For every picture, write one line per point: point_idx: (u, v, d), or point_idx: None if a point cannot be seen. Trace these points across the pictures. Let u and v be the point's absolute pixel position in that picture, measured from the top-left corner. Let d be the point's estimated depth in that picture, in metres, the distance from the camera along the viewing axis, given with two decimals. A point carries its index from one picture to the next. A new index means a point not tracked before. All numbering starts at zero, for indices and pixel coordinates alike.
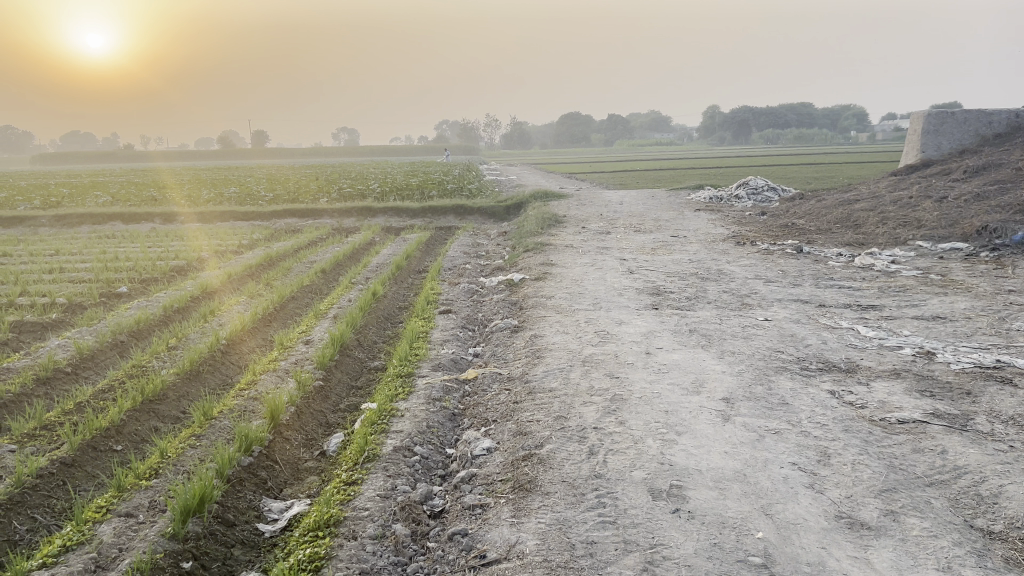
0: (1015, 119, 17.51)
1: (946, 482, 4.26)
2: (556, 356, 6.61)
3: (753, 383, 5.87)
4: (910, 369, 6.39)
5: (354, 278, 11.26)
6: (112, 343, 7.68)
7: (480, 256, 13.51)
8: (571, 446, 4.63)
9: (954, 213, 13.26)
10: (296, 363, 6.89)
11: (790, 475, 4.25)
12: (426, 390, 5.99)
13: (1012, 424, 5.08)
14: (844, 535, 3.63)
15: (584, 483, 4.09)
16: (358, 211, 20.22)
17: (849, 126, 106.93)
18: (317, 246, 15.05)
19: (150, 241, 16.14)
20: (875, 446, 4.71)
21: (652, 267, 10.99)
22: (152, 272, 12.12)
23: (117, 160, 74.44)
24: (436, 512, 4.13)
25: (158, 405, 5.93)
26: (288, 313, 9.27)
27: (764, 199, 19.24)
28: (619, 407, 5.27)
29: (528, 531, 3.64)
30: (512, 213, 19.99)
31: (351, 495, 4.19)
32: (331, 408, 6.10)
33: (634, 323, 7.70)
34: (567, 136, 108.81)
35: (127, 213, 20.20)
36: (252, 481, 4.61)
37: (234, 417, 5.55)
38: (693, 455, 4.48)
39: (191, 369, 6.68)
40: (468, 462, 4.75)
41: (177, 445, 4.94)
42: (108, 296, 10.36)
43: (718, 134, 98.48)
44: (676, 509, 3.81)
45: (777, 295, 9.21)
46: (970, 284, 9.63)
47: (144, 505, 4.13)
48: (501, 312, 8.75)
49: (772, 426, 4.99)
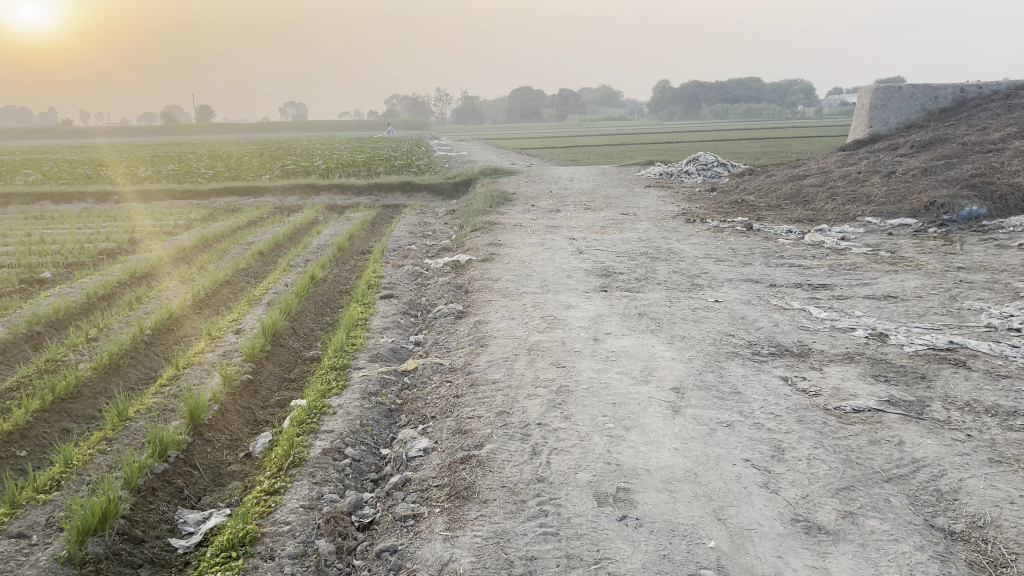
0: (960, 94, 17.55)
1: (906, 477, 4.06)
2: (501, 344, 6.29)
3: (703, 370, 5.63)
4: (864, 352, 6.21)
5: (292, 260, 10.79)
6: (26, 336, 7.17)
7: (427, 236, 13.11)
8: (513, 446, 4.33)
9: (902, 188, 13.21)
10: (224, 355, 6.50)
11: (744, 473, 4.01)
12: (361, 383, 5.65)
13: (968, 411, 4.92)
14: (801, 542, 3.40)
15: (525, 489, 3.80)
16: (301, 188, 19.57)
17: (796, 101, 108.00)
18: (256, 226, 14.49)
19: (80, 221, 15.40)
20: (830, 439, 4.49)
21: (601, 247, 10.73)
22: (79, 255, 11.50)
23: (57, 136, 71.64)
24: (365, 524, 3.81)
25: (71, 405, 5.48)
26: (221, 299, 8.81)
27: (714, 175, 19.14)
28: (565, 400, 4.98)
29: (462, 547, 3.34)
30: (461, 189, 19.55)
31: (272, 506, 3.85)
32: (259, 404, 5.72)
33: (582, 307, 7.43)
34: (518, 110, 108.35)
35: (58, 192, 19.28)
36: (166, 491, 4.24)
37: (151, 417, 5.15)
38: (641, 453, 4.21)
39: (110, 363, 6.23)
40: (403, 465, 4.42)
41: (84, 452, 4.54)
42: (28, 283, 9.75)
43: (668, 110, 98.72)
44: (623, 516, 3.54)
45: (728, 275, 9.01)
46: (919, 261, 9.54)
47: (39, 523, 3.74)
48: (445, 296, 8.41)
49: (724, 418, 4.75)
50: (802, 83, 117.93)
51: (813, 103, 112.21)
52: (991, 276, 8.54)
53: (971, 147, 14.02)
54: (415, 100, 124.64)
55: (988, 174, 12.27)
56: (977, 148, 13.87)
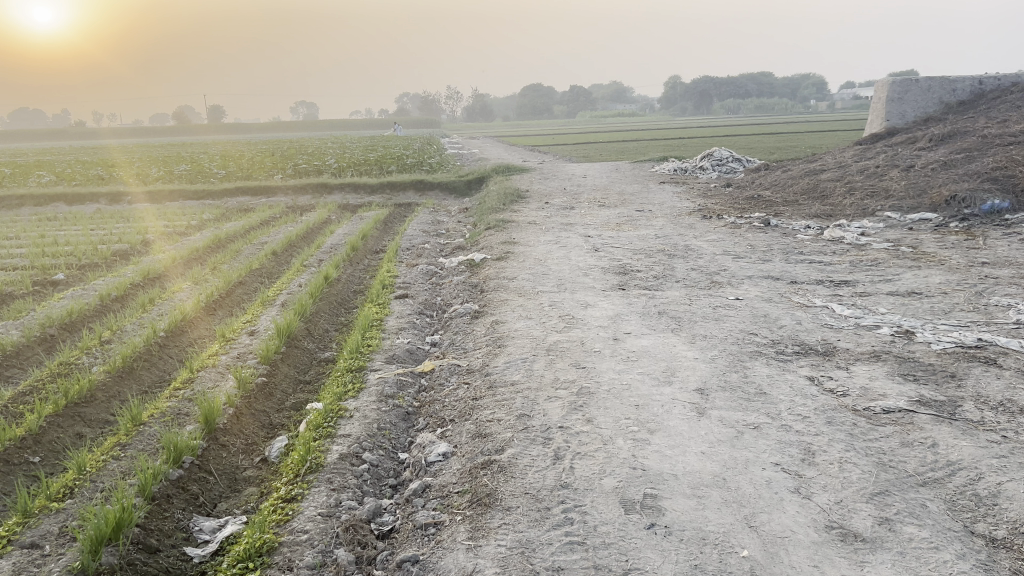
0: (978, 86, 17.32)
1: (941, 481, 3.93)
2: (519, 345, 6.18)
3: (727, 371, 5.50)
4: (891, 350, 6.07)
5: (306, 260, 10.72)
6: (39, 339, 7.11)
7: (440, 235, 13.02)
8: (535, 450, 4.22)
9: (922, 181, 13.02)
10: (239, 357, 6.42)
11: (774, 478, 3.89)
12: (378, 386, 5.55)
13: (1003, 411, 4.77)
14: (837, 550, 3.27)
15: (548, 496, 3.69)
16: (313, 187, 19.50)
17: (809, 96, 107.45)
18: (269, 226, 14.41)
19: (93, 223, 15.37)
20: (861, 441, 4.36)
21: (618, 244, 10.59)
22: (92, 257, 11.45)
23: (72, 138, 71.95)
24: (385, 533, 3.72)
25: (84, 408, 5.41)
26: (235, 300, 8.74)
27: (729, 170, 18.95)
28: (586, 402, 4.87)
29: (486, 557, 3.23)
30: (473, 187, 19.44)
31: (289, 514, 3.77)
32: (275, 408, 5.63)
33: (600, 306, 7.31)
34: (529, 107, 108.24)
35: (71, 194, 19.29)
36: (180, 498, 4.16)
37: (165, 423, 5.07)
38: (667, 457, 4.09)
39: (124, 366, 6.16)
40: (422, 470, 4.33)
41: (98, 458, 4.46)
42: (42, 285, 9.72)
43: (680, 106, 98.31)
44: (651, 524, 3.42)
45: (747, 272, 8.87)
46: (942, 256, 9.37)
47: (53, 532, 3.67)
48: (460, 295, 8.30)
49: (751, 421, 4.62)
50: (814, 78, 117.37)
51: (826, 97, 111.54)
52: (1016, 271, 8.36)
53: (991, 139, 13.81)
54: (425, 97, 124.83)
55: (1009, 167, 12.06)
56: (997, 140, 13.66)
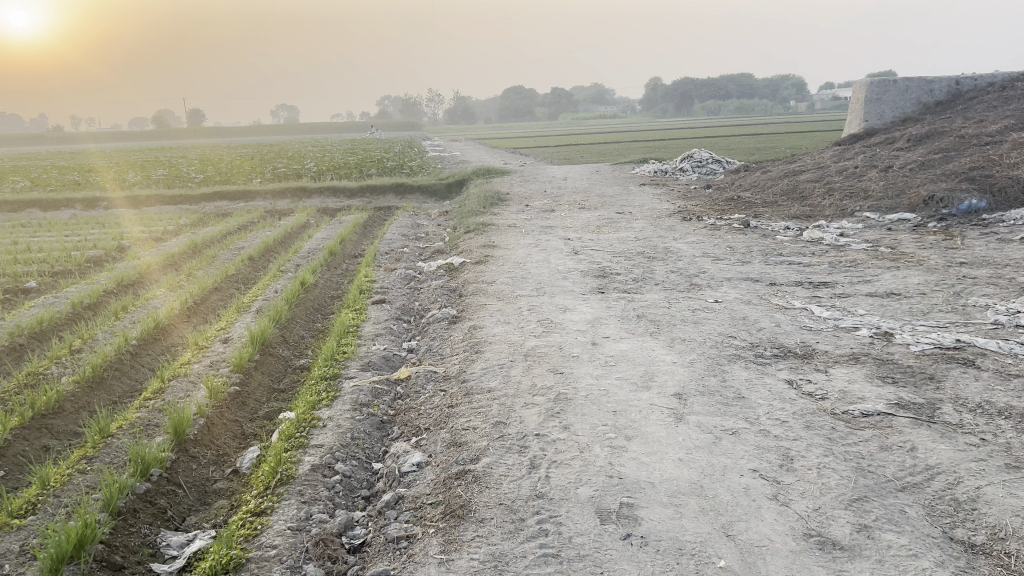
0: (955, 86, 17.42)
1: (920, 486, 3.89)
2: (496, 350, 6.11)
3: (706, 375, 5.45)
4: (869, 352, 6.05)
5: (283, 266, 10.60)
6: (8, 348, 6.97)
7: (420, 238, 12.92)
8: (511, 459, 4.15)
9: (900, 181, 13.06)
10: (212, 365, 6.31)
11: (751, 485, 3.84)
12: (352, 394, 5.47)
13: (981, 413, 4.75)
14: (815, 559, 3.22)
15: (523, 506, 3.62)
16: (292, 192, 19.33)
17: (789, 97, 108.07)
18: (246, 231, 14.26)
19: (68, 229, 15.17)
20: (839, 446, 4.32)
21: (597, 247, 10.55)
22: (65, 263, 11.26)
23: (50, 142, 71.26)
24: (356, 546, 3.65)
25: (52, 420, 5.28)
26: (209, 307, 8.62)
27: (710, 171, 18.97)
28: (563, 409, 4.80)
29: (458, 571, 3.16)
30: (454, 190, 19.34)
31: (257, 528, 3.68)
32: (247, 417, 5.54)
33: (579, 309, 7.25)
34: (510, 109, 108.27)
35: (46, 199, 19.02)
36: (148, 512, 4.05)
37: (133, 433, 4.96)
38: (644, 465, 4.03)
39: (93, 376, 6.03)
40: (396, 481, 4.25)
41: (63, 472, 4.35)
42: (12, 293, 9.56)
43: (661, 107, 98.61)
44: (627, 534, 3.36)
45: (727, 274, 8.84)
46: (921, 256, 9.38)
47: (13, 551, 3.56)
48: (438, 300, 8.22)
49: (729, 426, 4.57)
50: (794, 79, 118.22)
51: (806, 97, 112.33)
52: (994, 271, 8.38)
53: (968, 139, 13.88)
54: (407, 100, 124.77)
55: (987, 167, 12.11)
56: (974, 140, 13.73)
